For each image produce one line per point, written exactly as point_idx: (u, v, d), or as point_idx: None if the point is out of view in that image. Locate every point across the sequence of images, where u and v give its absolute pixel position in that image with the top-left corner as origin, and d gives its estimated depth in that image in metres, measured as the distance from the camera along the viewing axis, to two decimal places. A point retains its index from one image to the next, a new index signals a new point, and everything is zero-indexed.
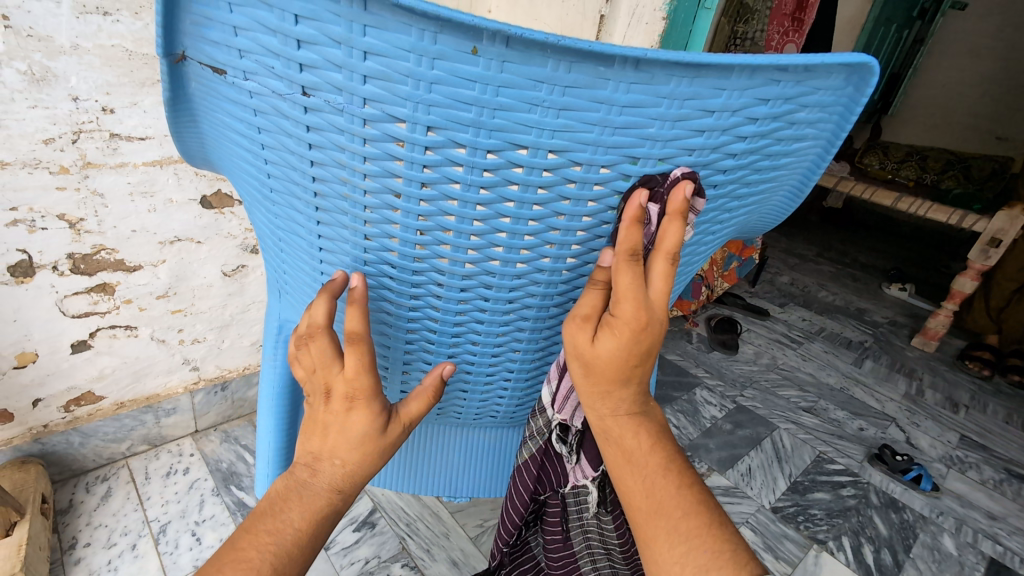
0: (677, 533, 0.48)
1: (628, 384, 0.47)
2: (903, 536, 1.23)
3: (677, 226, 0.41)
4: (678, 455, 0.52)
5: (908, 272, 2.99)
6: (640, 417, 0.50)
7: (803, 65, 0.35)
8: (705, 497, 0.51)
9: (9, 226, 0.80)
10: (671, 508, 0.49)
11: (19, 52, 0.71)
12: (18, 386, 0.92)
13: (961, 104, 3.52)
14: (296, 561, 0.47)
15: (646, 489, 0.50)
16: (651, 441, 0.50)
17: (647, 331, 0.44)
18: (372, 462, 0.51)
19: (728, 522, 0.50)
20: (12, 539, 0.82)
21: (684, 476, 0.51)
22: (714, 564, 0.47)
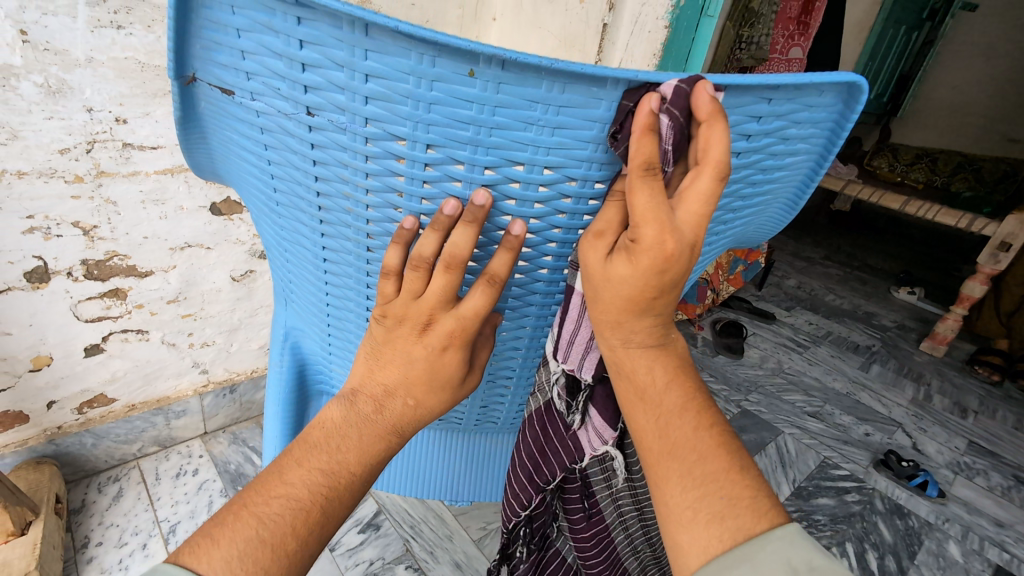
0: (692, 475, 0.41)
1: (651, 315, 0.41)
2: (908, 543, 1.23)
3: (721, 130, 0.34)
4: (699, 394, 0.45)
5: (917, 275, 2.97)
6: (660, 350, 0.44)
7: (793, 84, 0.36)
8: (729, 439, 0.44)
9: (26, 233, 0.83)
10: (686, 448, 0.42)
11: (37, 65, 0.73)
12: (33, 388, 0.94)
13: (971, 105, 3.49)
14: (348, 501, 0.44)
15: (659, 427, 0.43)
16: (667, 376, 0.44)
17: (675, 260, 0.38)
18: (438, 406, 0.49)
19: (753, 468, 0.43)
20: (27, 537, 0.84)
21: (704, 417, 0.44)
22: (732, 511, 0.40)
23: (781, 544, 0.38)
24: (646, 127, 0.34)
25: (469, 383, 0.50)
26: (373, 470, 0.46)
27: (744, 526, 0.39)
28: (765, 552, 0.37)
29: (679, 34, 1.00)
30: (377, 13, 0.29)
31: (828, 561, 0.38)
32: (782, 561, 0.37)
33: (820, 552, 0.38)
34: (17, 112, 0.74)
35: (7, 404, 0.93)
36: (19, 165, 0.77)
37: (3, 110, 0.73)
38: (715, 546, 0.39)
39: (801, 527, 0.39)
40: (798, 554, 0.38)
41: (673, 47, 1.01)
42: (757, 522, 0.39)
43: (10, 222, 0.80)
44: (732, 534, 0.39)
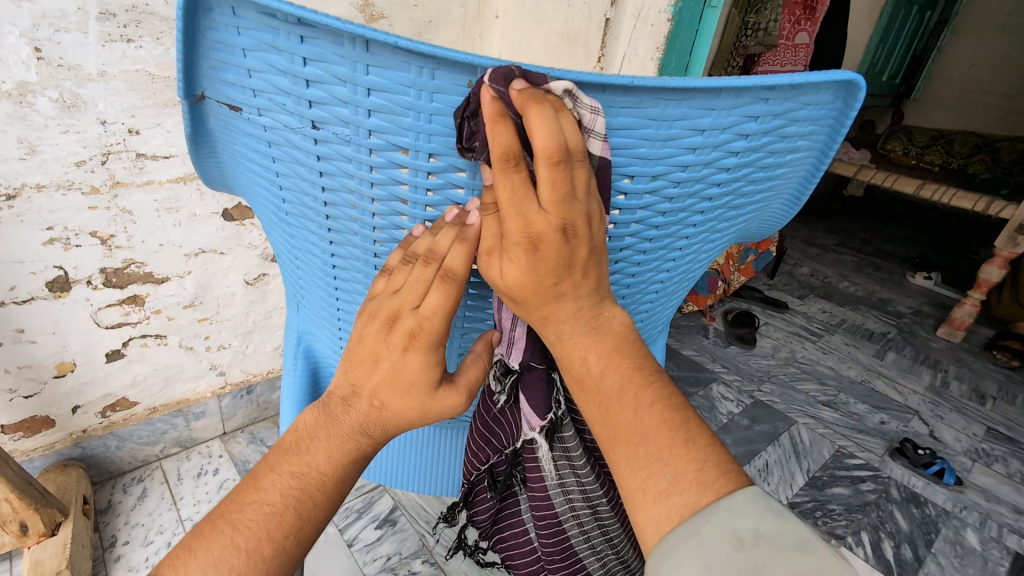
0: (638, 457, 0.39)
1: (563, 299, 0.39)
2: (924, 531, 1.22)
3: (541, 115, 0.32)
4: (642, 369, 0.42)
5: (933, 260, 2.92)
6: (593, 334, 0.41)
7: (789, 84, 0.36)
8: (678, 409, 0.41)
9: (46, 244, 0.85)
10: (627, 432, 0.40)
11: (51, 81, 0.75)
12: (58, 394, 0.97)
13: (988, 84, 3.42)
14: (319, 510, 0.43)
15: (600, 415, 0.42)
16: (604, 359, 0.42)
17: (546, 246, 0.35)
18: (420, 417, 0.45)
19: (703, 437, 0.39)
20: (57, 538, 0.87)
21: (647, 394, 0.41)
22: (677, 487, 0.38)
23: (726, 514, 0.35)
24: (496, 114, 0.32)
25: (457, 402, 0.46)
26: (345, 471, 0.44)
27: (691, 500, 0.37)
28: (706, 527, 0.35)
29: (682, 27, 0.99)
30: (378, 30, 0.30)
31: (780, 523, 0.35)
32: (725, 530, 0.34)
33: (772, 514, 0.35)
34: (34, 128, 0.76)
35: (34, 409, 0.96)
36: (38, 178, 0.80)
37: (21, 125, 0.75)
38: (665, 524, 0.37)
39: (750, 494, 0.36)
40: (744, 520, 0.35)
41: (678, 39, 1.00)
42: (703, 494, 0.37)
43: (30, 233, 0.83)
44: (681, 509, 0.37)
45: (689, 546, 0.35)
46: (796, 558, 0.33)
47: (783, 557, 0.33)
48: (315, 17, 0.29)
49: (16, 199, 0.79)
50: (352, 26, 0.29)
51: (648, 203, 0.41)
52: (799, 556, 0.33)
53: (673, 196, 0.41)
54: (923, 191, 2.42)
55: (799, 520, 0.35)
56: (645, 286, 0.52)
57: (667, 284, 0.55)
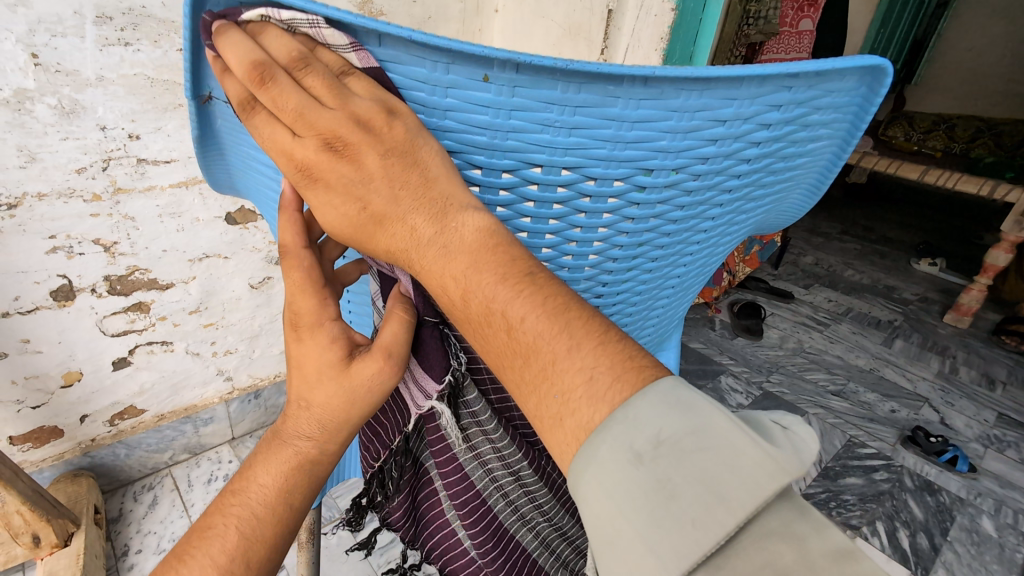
0: (523, 383, 0.34)
1: (390, 223, 0.35)
2: (940, 520, 1.21)
3: (226, 46, 0.31)
4: (512, 273, 0.34)
5: (938, 246, 2.91)
6: (444, 255, 0.35)
7: (814, 71, 0.35)
8: (559, 314, 0.33)
9: (49, 253, 0.84)
10: (503, 357, 0.34)
11: (49, 87, 0.73)
12: (66, 403, 0.97)
13: (989, 67, 3.39)
14: (264, 527, 0.41)
15: (478, 340, 0.35)
16: (462, 276, 0.34)
17: (321, 171, 0.33)
18: (354, 405, 0.40)
19: (590, 339, 0.33)
20: (70, 548, 0.87)
21: (516, 305, 0.33)
22: (567, 407, 0.32)
23: (622, 428, 0.29)
24: (219, 67, 0.32)
25: (382, 372, 0.40)
26: (291, 482, 0.42)
27: (584, 422, 0.31)
28: (600, 447, 0.30)
29: (686, 16, 0.98)
30: (391, 23, 0.28)
31: (685, 420, 0.29)
32: (622, 447, 0.29)
33: (676, 412, 0.29)
34: (33, 135, 0.75)
35: (43, 419, 0.96)
36: (39, 187, 0.79)
37: (20, 133, 0.74)
38: (568, 452, 0.32)
39: (652, 394, 0.30)
40: (641, 430, 0.29)
41: (681, 29, 0.99)
42: (597, 410, 0.31)
43: (32, 242, 0.82)
44: (576, 433, 0.32)
45: (590, 476, 0.29)
46: (705, 462, 0.28)
47: (687, 462, 0.28)
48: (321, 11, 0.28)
49: (17, 208, 0.78)
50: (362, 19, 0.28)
51: (667, 197, 0.40)
52: (706, 455, 0.28)
53: (693, 189, 0.40)
54: (927, 176, 2.40)
55: (706, 405, 0.30)
56: (661, 281, 0.51)
57: (684, 277, 0.54)
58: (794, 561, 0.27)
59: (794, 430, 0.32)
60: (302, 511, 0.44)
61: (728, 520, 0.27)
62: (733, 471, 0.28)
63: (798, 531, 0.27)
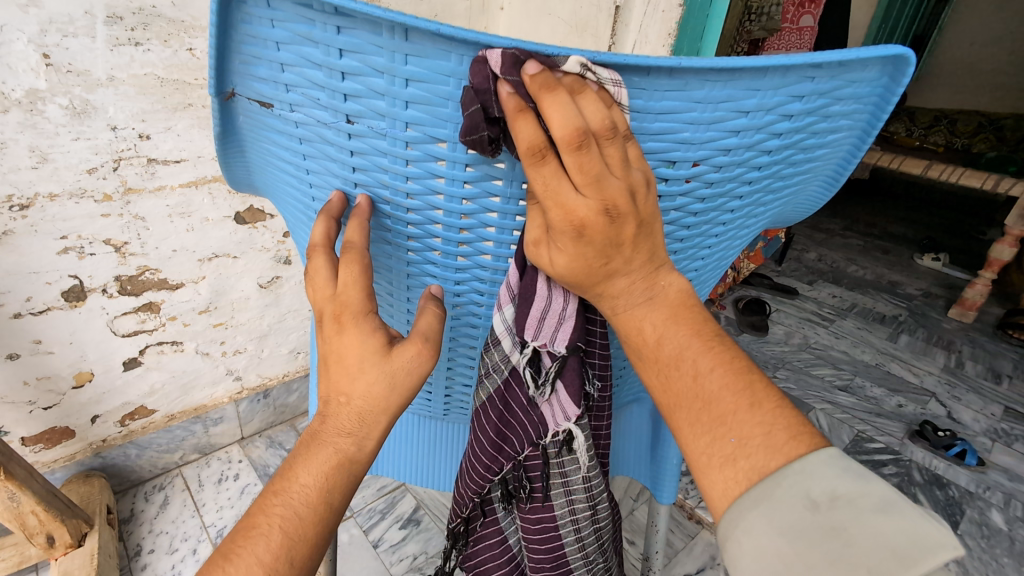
0: (702, 425, 0.39)
1: (616, 277, 0.38)
2: (949, 513, 1.22)
3: (554, 102, 0.31)
4: (701, 338, 0.40)
5: (939, 241, 2.91)
6: (649, 304, 0.39)
7: (837, 61, 0.35)
8: (742, 373, 0.39)
9: (60, 254, 0.84)
10: (691, 398, 0.39)
11: (60, 88, 0.73)
12: (77, 404, 0.97)
13: (989, 60, 3.38)
14: (308, 527, 0.40)
15: (659, 382, 0.41)
16: (657, 327, 0.40)
17: (591, 230, 0.34)
18: (393, 392, 0.42)
19: (770, 400, 0.38)
20: (83, 548, 0.87)
21: (706, 358, 0.39)
22: (742, 451, 0.37)
23: (801, 477, 0.35)
24: (515, 106, 0.31)
25: (422, 357, 0.42)
26: (332, 480, 0.42)
27: (758, 465, 0.37)
28: (779, 491, 0.35)
29: (693, 11, 0.99)
30: (418, 17, 0.28)
31: (858, 484, 0.34)
32: (800, 495, 0.34)
33: (850, 476, 0.35)
34: (45, 136, 0.75)
35: (54, 420, 0.96)
36: (50, 187, 0.79)
37: (31, 134, 0.74)
38: (732, 487, 0.37)
39: (830, 454, 0.36)
40: (820, 482, 0.34)
41: (688, 25, 1.00)
42: (772, 458, 0.36)
43: (44, 243, 0.82)
44: (748, 473, 0.37)
45: (763, 509, 0.35)
46: (880, 520, 0.32)
47: (864, 520, 0.32)
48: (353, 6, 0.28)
49: (29, 209, 0.78)
50: (393, 14, 0.28)
51: (688, 190, 0.40)
52: (881, 517, 0.32)
53: (714, 182, 0.40)
54: (930, 171, 2.40)
55: (878, 480, 0.35)
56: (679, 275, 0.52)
57: (702, 270, 0.54)
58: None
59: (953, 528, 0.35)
60: (342, 512, 0.43)
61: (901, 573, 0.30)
62: (906, 532, 0.32)
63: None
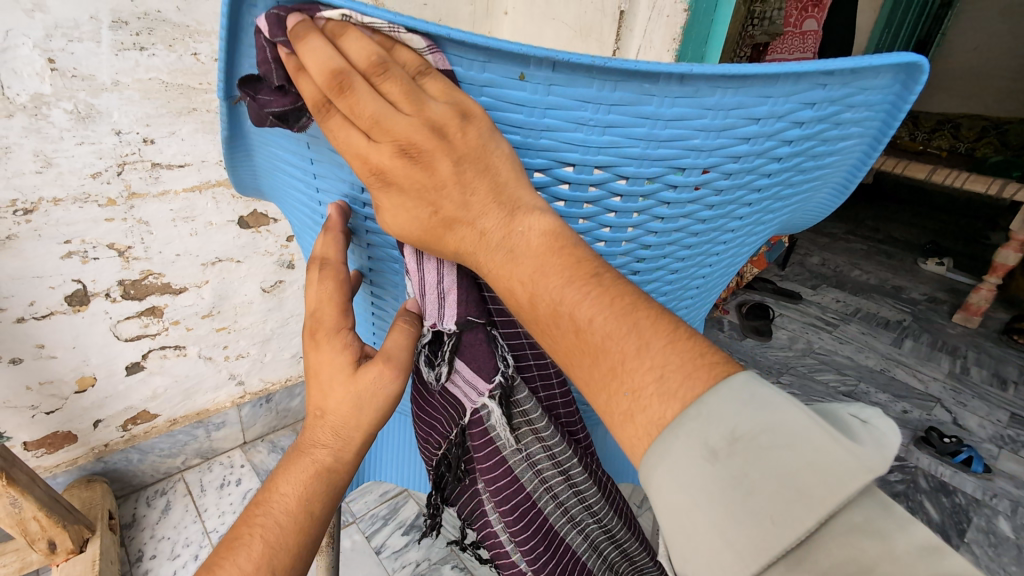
0: (593, 380, 0.34)
1: (459, 227, 0.34)
2: (956, 521, 1.21)
3: (304, 47, 0.31)
4: (577, 272, 0.34)
5: (944, 246, 2.90)
6: (511, 258, 0.34)
7: (850, 68, 0.34)
8: (627, 313, 0.33)
9: (64, 258, 0.84)
10: (573, 355, 0.34)
11: (65, 93, 0.73)
12: (80, 408, 0.97)
13: (992, 65, 3.37)
14: (288, 539, 0.41)
15: (547, 341, 0.36)
16: (521, 273, 0.34)
17: (394, 176, 0.33)
18: (363, 409, 0.42)
19: (659, 337, 0.33)
20: (85, 554, 0.86)
21: (586, 305, 0.33)
22: (638, 406, 0.32)
23: (696, 425, 0.29)
24: (293, 65, 0.32)
25: (386, 377, 0.41)
26: (311, 490, 0.42)
27: (655, 417, 0.31)
28: (676, 443, 0.30)
29: (698, 16, 0.97)
30: (429, 21, 0.28)
31: (762, 417, 0.29)
32: (696, 445, 0.29)
33: (752, 409, 0.29)
34: (49, 140, 0.75)
35: (57, 424, 0.96)
36: (54, 192, 0.79)
37: (36, 138, 0.74)
38: (638, 448, 0.32)
39: (727, 393, 0.30)
40: (718, 427, 0.29)
41: (693, 30, 0.98)
42: (668, 407, 0.31)
43: (48, 247, 0.82)
44: (648, 428, 0.31)
45: (663, 471, 0.30)
46: (783, 456, 0.28)
47: (767, 461, 0.28)
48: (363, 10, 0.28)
49: (34, 213, 0.78)
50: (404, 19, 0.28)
51: (697, 197, 0.40)
52: (786, 452, 0.28)
53: (723, 189, 0.40)
54: (934, 176, 2.39)
55: (786, 404, 0.29)
56: (686, 282, 0.51)
57: (709, 276, 0.54)
58: (878, 555, 0.26)
59: (876, 425, 0.30)
60: (325, 520, 0.44)
61: (810, 516, 0.27)
62: (816, 467, 0.27)
63: (879, 528, 0.27)
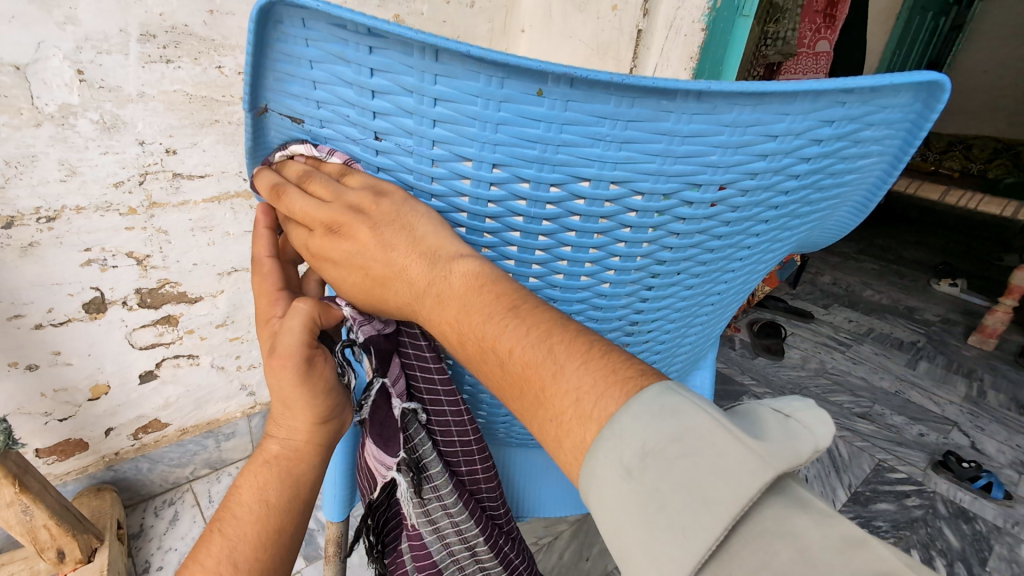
0: (529, 405, 0.34)
1: (391, 284, 0.40)
2: (977, 549, 1.18)
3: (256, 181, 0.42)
4: (497, 306, 0.36)
5: (956, 267, 2.87)
6: (440, 300, 0.38)
7: (870, 87, 0.34)
8: (543, 338, 0.34)
9: (83, 265, 0.85)
10: (505, 382, 0.35)
11: (92, 103, 0.75)
12: (92, 417, 0.97)
13: (1002, 87, 3.38)
14: (251, 526, 0.43)
15: (485, 375, 0.37)
16: (456, 300, 0.37)
17: (329, 251, 0.41)
18: (282, 400, 0.44)
19: (577, 356, 0.33)
20: (94, 564, 0.86)
21: (506, 331, 0.35)
22: (562, 431, 0.32)
23: (609, 444, 0.29)
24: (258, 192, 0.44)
25: (280, 366, 0.43)
26: (264, 482, 0.45)
27: (580, 441, 0.31)
28: (594, 465, 0.29)
29: (716, 36, 0.98)
30: (449, 39, 0.28)
31: (669, 427, 0.28)
32: (610, 465, 0.28)
33: (656, 420, 0.28)
34: (75, 149, 0.76)
35: (69, 432, 0.96)
36: (78, 200, 0.80)
37: (62, 147, 0.75)
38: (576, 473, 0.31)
39: (628, 406, 0.29)
40: (628, 443, 0.28)
41: (711, 48, 0.99)
42: (587, 430, 0.31)
43: (68, 255, 0.82)
44: (576, 452, 0.31)
45: (590, 498, 0.29)
46: (685, 466, 0.27)
47: (672, 473, 0.27)
48: (385, 27, 0.28)
49: (56, 221, 0.79)
50: (425, 36, 0.28)
51: (713, 214, 0.39)
52: (689, 460, 0.27)
53: (740, 206, 0.40)
54: None
55: (690, 409, 0.28)
56: (701, 298, 0.51)
57: (724, 294, 0.54)
58: (791, 561, 0.24)
59: (800, 420, 0.30)
60: (290, 514, 0.45)
61: (717, 525, 0.25)
62: (716, 471, 0.26)
63: (799, 527, 0.25)
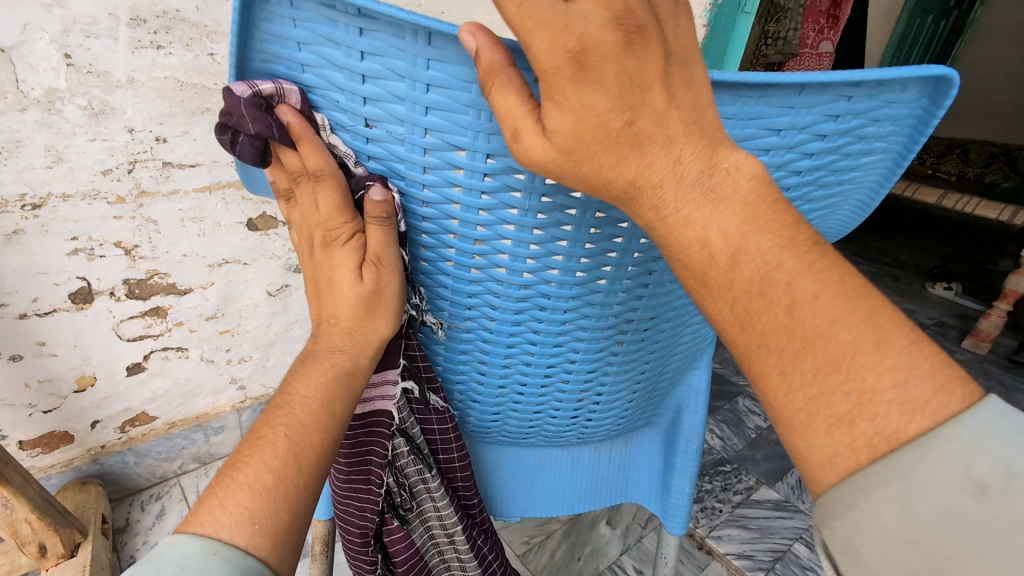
0: (813, 369, 0.29)
1: (648, 148, 0.29)
2: None
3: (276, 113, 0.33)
4: (798, 247, 0.30)
5: (952, 271, 2.88)
6: (710, 207, 0.30)
7: (877, 79, 0.33)
8: (861, 300, 0.29)
9: (70, 255, 0.83)
10: (788, 334, 0.30)
11: (80, 89, 0.73)
12: (77, 409, 0.95)
13: (1001, 93, 3.38)
14: (314, 436, 0.41)
15: (740, 316, 0.31)
16: (739, 239, 0.30)
17: (607, 51, 0.26)
18: (368, 317, 0.42)
19: (901, 334, 0.28)
20: (77, 560, 0.84)
21: (807, 280, 0.29)
22: (870, 410, 0.28)
23: (957, 448, 0.26)
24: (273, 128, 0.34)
25: (384, 276, 0.41)
26: (332, 394, 0.42)
27: (887, 429, 0.28)
28: (929, 466, 0.26)
29: (718, 31, 0.98)
30: (442, 20, 0.27)
31: None
32: (954, 471, 0.26)
33: (1020, 442, 0.26)
34: (62, 135, 0.75)
35: (54, 424, 0.94)
36: (64, 188, 0.78)
37: (48, 133, 0.74)
38: (844, 455, 0.28)
39: (988, 410, 0.27)
40: (981, 456, 0.26)
41: (713, 45, 0.98)
42: (910, 421, 0.27)
43: (54, 243, 0.81)
44: (872, 440, 0.28)
45: (896, 497, 0.27)
46: None
47: None
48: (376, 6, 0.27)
49: (41, 208, 0.78)
50: (416, 16, 0.27)
51: None
52: None
53: None
54: None
55: None
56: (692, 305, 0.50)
57: None
58: None
59: None
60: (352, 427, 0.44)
61: None
62: None
63: None
